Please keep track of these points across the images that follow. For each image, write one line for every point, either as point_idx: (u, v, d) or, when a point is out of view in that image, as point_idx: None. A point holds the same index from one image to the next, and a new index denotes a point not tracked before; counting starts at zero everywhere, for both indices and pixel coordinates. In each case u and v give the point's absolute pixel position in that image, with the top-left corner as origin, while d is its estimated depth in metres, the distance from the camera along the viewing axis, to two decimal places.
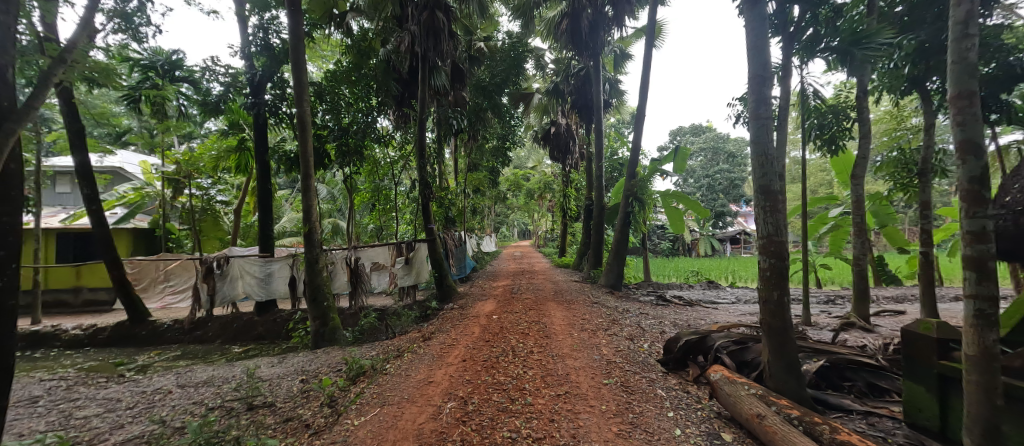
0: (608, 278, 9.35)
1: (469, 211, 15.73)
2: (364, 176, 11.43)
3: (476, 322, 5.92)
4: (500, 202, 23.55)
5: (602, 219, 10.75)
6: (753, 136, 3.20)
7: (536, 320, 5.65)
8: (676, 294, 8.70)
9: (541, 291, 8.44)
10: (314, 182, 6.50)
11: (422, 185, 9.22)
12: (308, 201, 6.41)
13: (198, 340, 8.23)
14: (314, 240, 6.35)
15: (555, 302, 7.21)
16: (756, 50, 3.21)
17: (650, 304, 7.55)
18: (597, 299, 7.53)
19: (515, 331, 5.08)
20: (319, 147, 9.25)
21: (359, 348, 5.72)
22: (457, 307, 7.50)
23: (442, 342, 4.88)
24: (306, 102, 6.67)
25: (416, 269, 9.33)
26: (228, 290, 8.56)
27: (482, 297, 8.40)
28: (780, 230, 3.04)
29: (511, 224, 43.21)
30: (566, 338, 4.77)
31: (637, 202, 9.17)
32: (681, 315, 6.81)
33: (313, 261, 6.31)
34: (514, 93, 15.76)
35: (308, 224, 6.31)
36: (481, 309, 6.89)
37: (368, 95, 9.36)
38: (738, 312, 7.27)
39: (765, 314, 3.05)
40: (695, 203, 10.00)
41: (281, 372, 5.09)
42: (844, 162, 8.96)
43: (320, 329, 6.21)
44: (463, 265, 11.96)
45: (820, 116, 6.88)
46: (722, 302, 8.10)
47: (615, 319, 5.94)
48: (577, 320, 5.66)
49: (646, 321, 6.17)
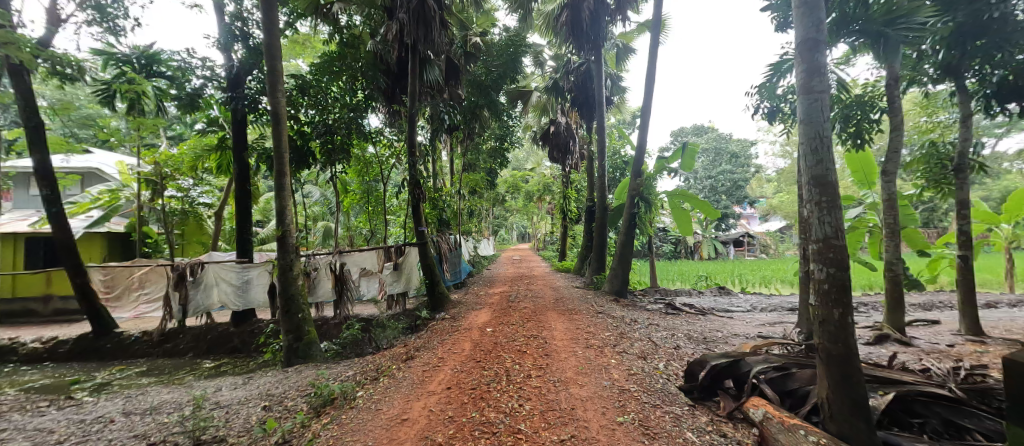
0: (613, 284, 8.73)
1: (465, 214, 15.13)
2: (353, 176, 10.84)
3: (468, 336, 5.29)
4: (499, 204, 22.91)
5: (604, 221, 10.18)
6: (802, 114, 2.61)
7: (533, 334, 5.03)
8: (686, 301, 8.07)
9: (541, 299, 7.84)
10: (290, 181, 5.90)
11: (412, 184, 8.59)
12: (282, 202, 5.79)
13: (168, 353, 7.57)
14: (290, 245, 5.74)
15: (556, 311, 6.58)
16: (807, 8, 2.61)
17: (659, 314, 6.93)
18: (602, 308, 6.89)
19: (511, 349, 4.45)
20: (302, 145, 8.65)
21: (335, 366, 5.08)
22: (448, 318, 6.87)
23: (425, 361, 4.24)
24: (281, 94, 6.05)
25: (405, 275, 8.57)
26: (202, 300, 7.88)
27: (476, 306, 7.76)
28: (840, 232, 2.42)
29: (510, 227, 42.65)
30: (569, 358, 4.13)
31: (642, 203, 8.54)
32: (693, 326, 6.18)
33: (287, 268, 5.72)
34: (513, 90, 15.17)
35: (282, 228, 5.70)
36: (475, 321, 6.25)
37: (354, 90, 8.75)
38: (755, 322, 6.64)
39: (822, 339, 2.45)
40: (705, 204, 9.36)
41: (243, 396, 4.46)
42: (861, 159, 8.38)
43: (294, 344, 5.56)
44: (458, 270, 11.31)
45: (844, 107, 6.30)
46: (736, 310, 7.48)
47: (623, 332, 5.31)
48: (581, 334, 5.04)
49: (657, 333, 5.53)
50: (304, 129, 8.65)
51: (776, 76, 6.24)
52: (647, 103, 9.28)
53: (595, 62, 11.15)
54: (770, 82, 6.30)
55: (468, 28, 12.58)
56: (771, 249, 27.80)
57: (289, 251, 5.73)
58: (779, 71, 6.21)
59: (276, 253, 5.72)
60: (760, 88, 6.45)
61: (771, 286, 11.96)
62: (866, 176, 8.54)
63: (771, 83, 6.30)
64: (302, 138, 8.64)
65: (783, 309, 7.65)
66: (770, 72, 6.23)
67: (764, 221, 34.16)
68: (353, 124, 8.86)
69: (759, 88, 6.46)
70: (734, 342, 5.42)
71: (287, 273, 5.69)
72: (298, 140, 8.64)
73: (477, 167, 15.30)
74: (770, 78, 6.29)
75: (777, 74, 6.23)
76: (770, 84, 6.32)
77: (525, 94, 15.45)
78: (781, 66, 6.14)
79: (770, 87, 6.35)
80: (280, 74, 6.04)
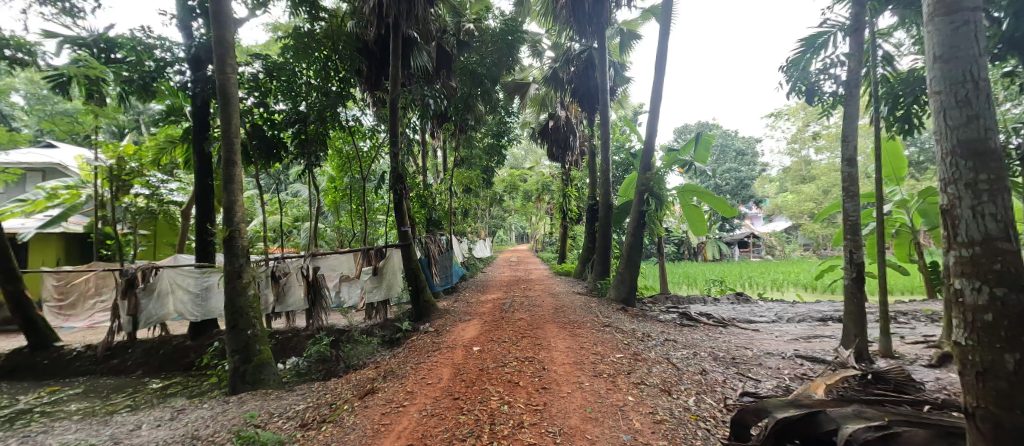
0: (619, 290, 7.84)
1: (459, 214, 14.22)
2: (334, 172, 9.95)
3: (450, 357, 4.39)
4: (495, 205, 21.93)
5: (609, 221, 9.32)
6: (939, 47, 1.90)
7: (529, 357, 4.13)
8: (702, 310, 7.16)
9: (538, 308, 6.94)
10: (242, 172, 5.02)
11: (394, 179, 7.68)
12: (231, 196, 4.90)
13: (114, 370, 6.66)
14: (239, 248, 4.84)
15: (556, 324, 5.70)
16: None
17: (673, 326, 6.04)
18: (608, 320, 5.98)
19: (499, 379, 3.53)
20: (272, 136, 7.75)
21: (286, 396, 4.16)
22: (431, 332, 5.96)
23: (387, 398, 3.34)
24: (232, 68, 5.13)
25: (387, 282, 7.48)
26: (155, 310, 6.92)
27: (463, 316, 6.85)
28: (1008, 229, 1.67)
29: (507, 228, 41.64)
30: (573, 393, 3.22)
31: (653, 200, 7.61)
32: (716, 342, 5.27)
33: (235, 275, 4.80)
34: (509, 83, 14.23)
35: (230, 227, 4.81)
36: (461, 336, 5.35)
37: (331, 73, 7.85)
38: (786, 337, 5.72)
39: (985, 401, 1.71)
40: (720, 201, 8.44)
41: (161, 438, 3.55)
42: (892, 151, 7.47)
43: (240, 367, 4.63)
44: (450, 274, 10.37)
45: (891, 86, 5.40)
46: (760, 321, 6.60)
47: (636, 352, 4.41)
48: (588, 357, 4.13)
49: (676, 353, 4.63)
50: (275, 117, 7.73)
51: (809, 52, 5.36)
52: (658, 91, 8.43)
53: (599, 49, 10.31)
54: (801, 60, 5.43)
55: (460, 14, 11.67)
56: (777, 249, 26.97)
57: (238, 255, 4.82)
58: (813, 47, 5.33)
59: (222, 257, 4.80)
60: (789, 66, 5.56)
61: (787, 291, 11.05)
62: (895, 169, 7.70)
63: (802, 60, 5.43)
64: (272, 127, 7.70)
65: (813, 320, 6.74)
66: (801, 48, 5.36)
67: (768, 222, 33.26)
68: (329, 112, 7.96)
69: (786, 66, 5.60)
70: (768, 363, 4.51)
71: (234, 281, 4.76)
72: (268, 130, 7.75)
73: (471, 165, 14.36)
74: (801, 55, 5.42)
75: (810, 50, 5.35)
76: (801, 63, 5.47)
77: (523, 87, 14.49)
78: (815, 40, 5.28)
79: (801, 66, 5.48)
80: (232, 46, 5.14)
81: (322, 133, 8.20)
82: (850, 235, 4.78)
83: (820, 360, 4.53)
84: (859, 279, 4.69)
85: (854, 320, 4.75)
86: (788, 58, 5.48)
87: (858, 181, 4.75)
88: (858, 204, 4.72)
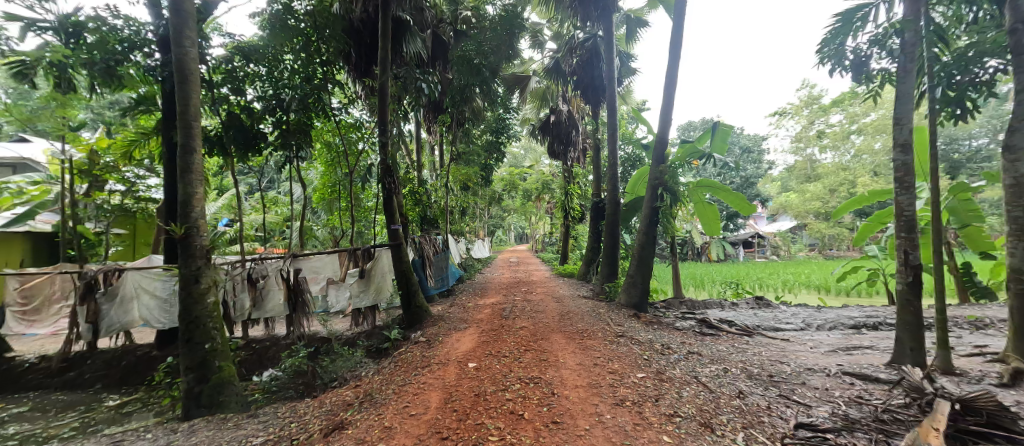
0: (630, 295, 7.19)
1: (457, 213, 13.58)
2: (322, 167, 9.28)
3: (440, 377, 3.73)
4: (494, 204, 21.28)
5: (615, 219, 8.74)
6: None
7: (535, 378, 3.50)
8: (721, 316, 6.52)
9: (541, 314, 6.29)
10: (202, 161, 4.35)
11: (383, 172, 7.00)
12: (188, 188, 4.23)
13: (69, 385, 6.01)
14: (198, 249, 4.18)
15: (563, 334, 5.02)
16: None
17: (693, 335, 5.39)
18: (621, 329, 5.31)
19: (499, 410, 2.93)
20: (250, 126, 7.05)
21: (245, 425, 3.51)
22: (421, 342, 5.30)
23: (359, 438, 2.72)
24: (190, 41, 4.44)
25: (375, 285, 6.79)
26: (118, 317, 6.23)
27: (459, 323, 6.19)
28: None
29: (506, 228, 40.94)
30: (592, 431, 2.63)
31: (667, 195, 6.94)
32: (745, 355, 4.61)
33: (191, 280, 4.13)
34: (509, 76, 13.60)
35: (185, 224, 4.14)
36: (455, 348, 4.69)
37: (314, 58, 7.17)
38: (822, 349, 5.06)
39: None
40: (737, 198, 7.75)
41: None
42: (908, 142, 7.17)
43: (195, 388, 3.97)
44: (446, 276, 9.72)
45: (943, 65, 4.74)
46: (787, 329, 5.95)
47: (659, 371, 3.76)
48: (605, 377, 3.50)
49: (704, 371, 3.97)
50: (253, 105, 7.07)
51: (847, 29, 4.76)
52: (671, 78, 7.81)
53: (606, 36, 9.66)
54: (838, 37, 4.87)
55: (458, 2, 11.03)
56: (782, 249, 26.38)
57: (196, 257, 4.15)
58: (851, 22, 4.70)
59: (177, 259, 4.14)
60: (824, 45, 5.05)
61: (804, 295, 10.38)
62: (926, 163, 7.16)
63: (839, 36, 4.87)
64: (251, 116, 7.06)
65: (846, 328, 6.09)
66: (838, 24, 4.77)
67: (772, 221, 32.75)
68: (313, 101, 7.29)
69: (822, 43, 5.06)
70: (812, 383, 3.85)
71: (191, 287, 4.09)
72: (245, 119, 7.04)
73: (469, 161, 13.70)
74: (838, 32, 4.84)
75: (849, 26, 4.74)
76: (839, 38, 4.89)
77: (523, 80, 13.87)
78: (853, 15, 4.65)
79: (839, 41, 4.92)
80: (191, 14, 4.45)
81: (305, 123, 7.52)
82: (905, 233, 4.13)
83: (873, 379, 3.88)
84: (916, 284, 4.05)
85: (911, 331, 4.10)
86: (822, 36, 4.95)
87: (915, 170, 4.09)
88: (915, 197, 4.09)
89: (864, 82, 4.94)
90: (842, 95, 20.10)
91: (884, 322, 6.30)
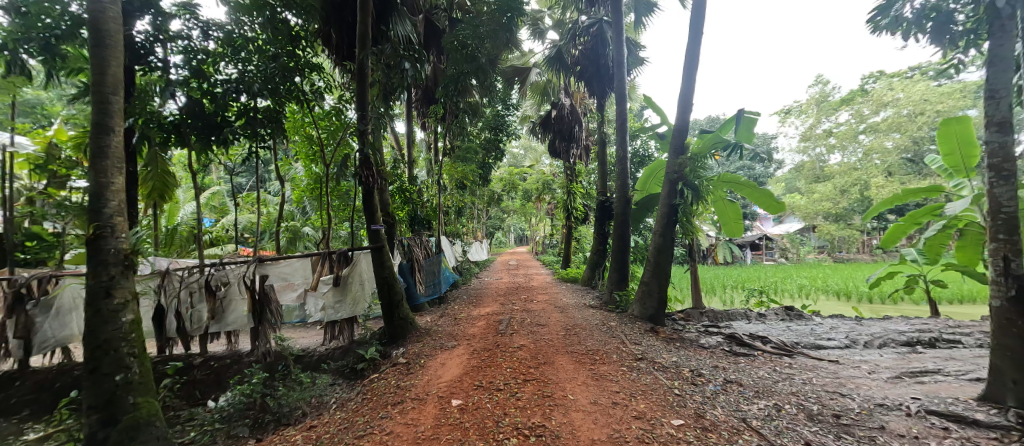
0: (646, 306, 6.38)
1: (452, 213, 12.70)
2: (302, 162, 8.40)
3: (413, 423, 3.11)
4: (491, 205, 20.34)
5: (624, 222, 7.94)
6: None
7: (541, 430, 2.85)
8: (751, 331, 5.66)
9: (543, 329, 5.45)
10: (123, 144, 3.50)
11: (361, 165, 6.09)
12: (103, 179, 3.37)
13: None
14: (110, 255, 3.34)
15: (572, 359, 4.17)
16: None
17: (726, 356, 4.53)
18: (641, 351, 4.45)
19: None
20: (213, 110, 5.76)
21: None
22: (399, 366, 4.47)
23: None
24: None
25: (352, 294, 5.91)
26: (54, 331, 5.15)
27: (447, 340, 5.35)
28: None
29: (505, 230, 39.93)
30: None
31: (689, 191, 6.19)
32: (794, 385, 3.74)
33: (102, 295, 3.29)
34: (508, 68, 12.75)
35: (95, 223, 3.30)
36: (439, 378, 3.91)
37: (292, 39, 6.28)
38: (884, 374, 4.18)
39: None
40: (762, 196, 6.87)
41: None
42: (957, 132, 6.27)
43: (100, 432, 3.19)
44: (439, 282, 8.81)
45: None
46: (831, 348, 5.09)
47: (697, 417, 3.00)
48: (630, 428, 2.86)
49: (752, 412, 3.11)
50: (217, 88, 5.77)
51: None
52: (689, 60, 6.99)
53: (615, 18, 8.80)
54: (894, 5, 3.98)
55: None
56: (790, 251, 25.43)
57: (108, 264, 3.32)
58: None
59: (84, 268, 3.30)
60: (877, 19, 4.19)
61: (825, 301, 9.57)
62: (964, 158, 6.47)
63: (895, 5, 3.99)
64: (215, 102, 5.73)
65: (898, 345, 5.22)
66: None
67: (776, 222, 31.95)
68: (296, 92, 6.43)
69: (874, 17, 4.20)
70: (893, 428, 2.97)
71: (99, 302, 3.26)
72: (207, 105, 5.74)
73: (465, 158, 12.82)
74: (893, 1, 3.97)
75: None
76: (896, 7, 3.99)
77: (523, 73, 13.01)
78: None
79: (897, 10, 4.02)
80: None
81: (278, 110, 6.36)
82: (1004, 235, 3.34)
83: (970, 422, 3.02)
84: (1021, 299, 3.25)
85: (1013, 359, 3.29)
86: (873, 13, 4.13)
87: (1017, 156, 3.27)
88: (1016, 189, 3.31)
89: (948, 45, 4.11)
90: (851, 93, 19.38)
91: (941, 337, 5.42)
